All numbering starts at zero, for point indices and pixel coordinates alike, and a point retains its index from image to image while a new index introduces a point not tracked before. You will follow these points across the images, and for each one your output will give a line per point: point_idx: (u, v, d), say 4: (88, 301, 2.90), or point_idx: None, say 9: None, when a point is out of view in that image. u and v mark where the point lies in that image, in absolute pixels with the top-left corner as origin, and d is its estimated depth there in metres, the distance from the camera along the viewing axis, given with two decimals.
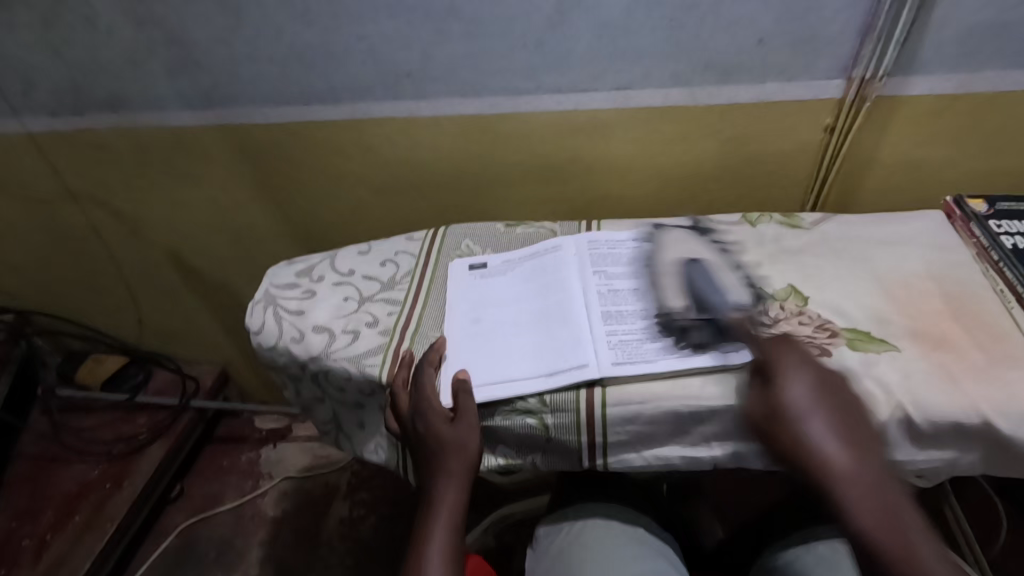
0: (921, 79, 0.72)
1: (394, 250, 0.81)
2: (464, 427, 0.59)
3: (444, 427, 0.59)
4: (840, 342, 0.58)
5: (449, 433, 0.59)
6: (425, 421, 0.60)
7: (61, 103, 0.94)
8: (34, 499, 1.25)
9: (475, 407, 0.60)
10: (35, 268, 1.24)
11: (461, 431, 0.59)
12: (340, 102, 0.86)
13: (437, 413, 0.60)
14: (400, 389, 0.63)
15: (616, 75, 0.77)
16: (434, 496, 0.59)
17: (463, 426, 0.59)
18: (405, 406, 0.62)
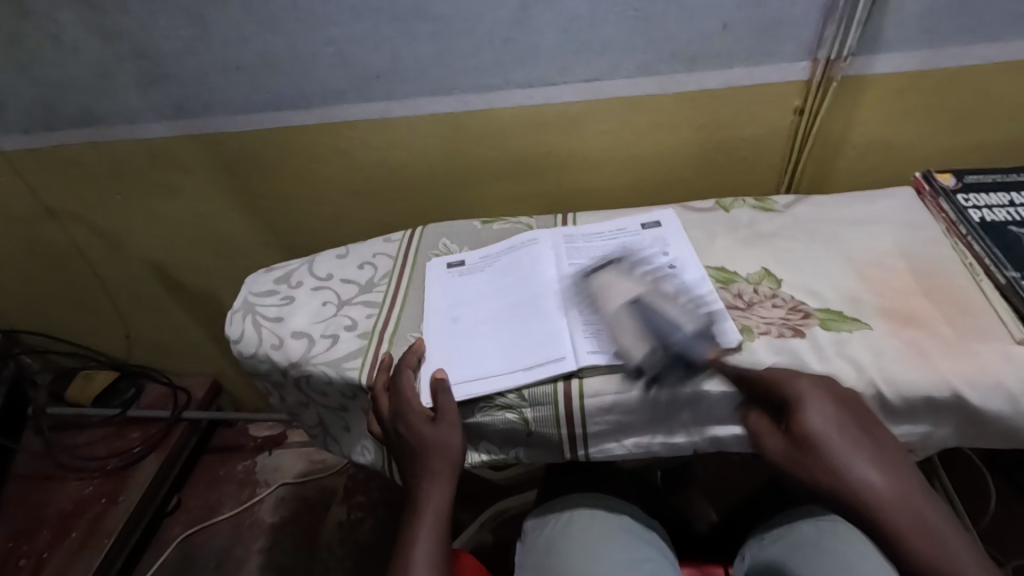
0: (885, 58, 0.72)
1: (372, 252, 0.81)
2: (446, 427, 0.59)
3: (425, 426, 0.59)
4: (813, 323, 0.59)
5: (430, 433, 0.59)
6: (405, 422, 0.60)
7: (33, 120, 0.93)
8: (30, 519, 1.25)
9: (456, 405, 0.60)
10: (19, 288, 1.23)
11: (443, 431, 0.59)
12: (312, 107, 0.86)
13: (417, 413, 0.60)
14: (380, 390, 0.63)
15: (584, 67, 0.77)
16: (420, 495, 0.59)
17: (445, 426, 0.59)
18: (385, 408, 0.62)
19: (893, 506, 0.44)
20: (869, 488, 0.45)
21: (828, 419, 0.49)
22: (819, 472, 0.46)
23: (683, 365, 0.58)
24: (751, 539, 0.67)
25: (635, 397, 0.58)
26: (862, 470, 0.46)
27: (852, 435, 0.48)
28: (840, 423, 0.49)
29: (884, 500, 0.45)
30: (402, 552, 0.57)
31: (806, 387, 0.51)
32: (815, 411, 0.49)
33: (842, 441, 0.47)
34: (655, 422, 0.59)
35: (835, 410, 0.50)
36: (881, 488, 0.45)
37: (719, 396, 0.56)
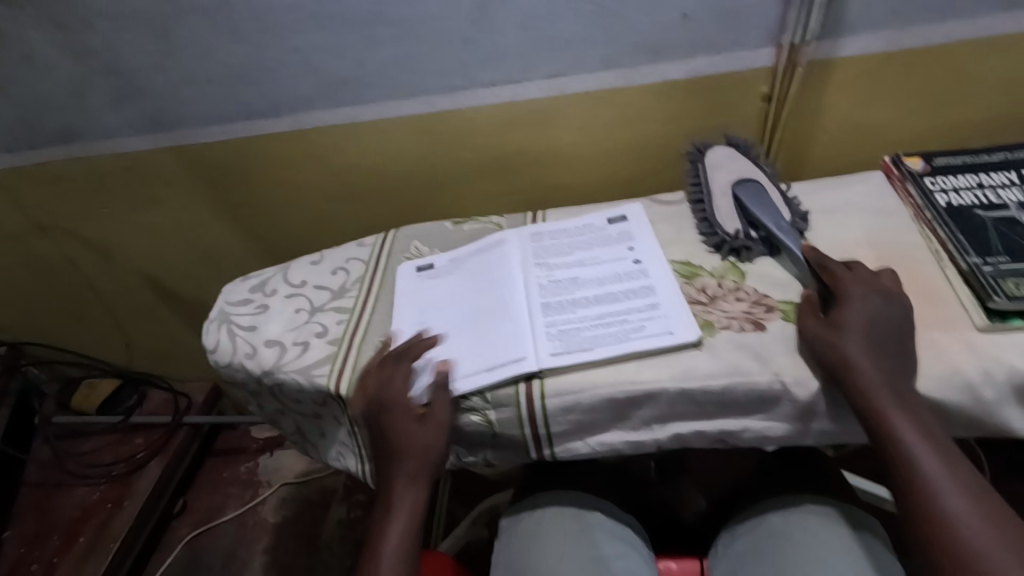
0: (850, 41, 0.71)
1: (346, 257, 0.82)
2: (431, 430, 0.59)
3: (411, 424, 0.60)
4: (776, 316, 0.59)
5: (415, 432, 0.59)
6: (392, 413, 0.60)
7: (15, 139, 0.95)
8: (41, 525, 1.30)
9: (446, 408, 0.60)
10: (18, 302, 1.26)
11: (429, 434, 0.59)
12: (282, 115, 0.86)
13: (408, 409, 0.60)
14: (373, 377, 0.63)
15: (547, 64, 0.76)
16: (395, 492, 0.59)
17: (432, 428, 0.59)
18: (373, 390, 0.62)
19: (891, 400, 0.48)
20: (875, 382, 0.48)
21: (863, 311, 0.52)
22: (840, 357, 0.50)
23: (644, 363, 0.58)
24: (724, 532, 0.67)
25: (595, 396, 0.58)
26: (874, 369, 0.49)
27: (876, 334, 0.51)
28: (875, 318, 0.51)
29: (882, 388, 0.48)
30: (374, 544, 0.59)
31: (858, 291, 0.53)
32: (858, 307, 0.52)
33: (868, 345, 0.50)
34: (617, 421, 0.59)
35: (876, 314, 0.52)
36: (889, 390, 0.48)
37: (678, 393, 0.56)
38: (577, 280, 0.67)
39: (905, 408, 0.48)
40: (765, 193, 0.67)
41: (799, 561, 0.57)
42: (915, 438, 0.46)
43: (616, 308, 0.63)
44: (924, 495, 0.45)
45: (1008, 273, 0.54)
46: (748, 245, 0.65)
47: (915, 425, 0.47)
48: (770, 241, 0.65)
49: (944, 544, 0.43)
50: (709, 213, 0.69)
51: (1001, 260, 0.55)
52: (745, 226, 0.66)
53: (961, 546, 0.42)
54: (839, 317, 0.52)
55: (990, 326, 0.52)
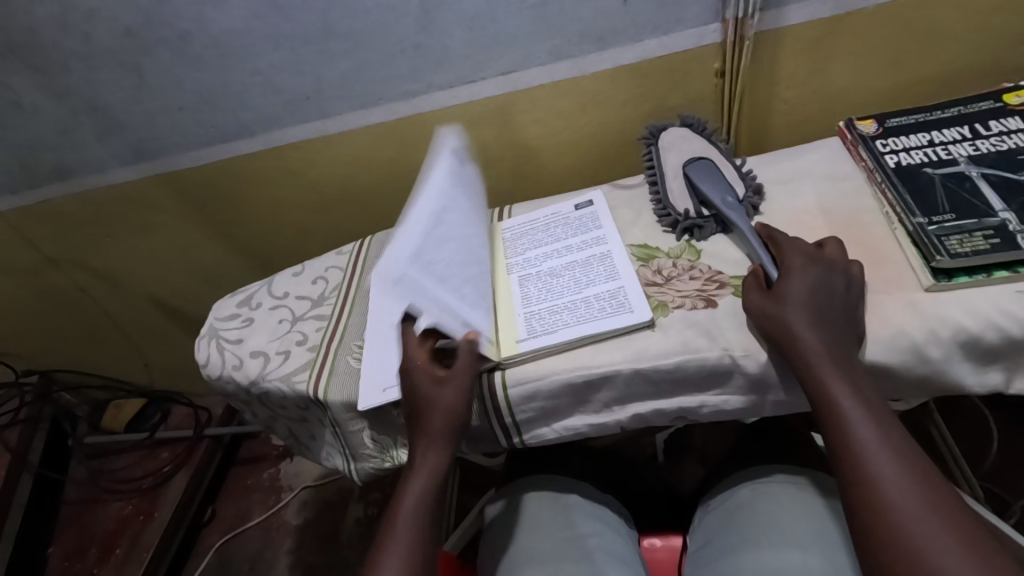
0: (796, 8, 0.70)
1: (325, 266, 0.85)
2: (452, 389, 0.58)
3: (426, 380, 0.58)
4: (727, 292, 0.60)
5: (428, 388, 0.58)
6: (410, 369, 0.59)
7: (17, 180, 1.01)
8: (81, 539, 1.38)
9: (469, 367, 0.59)
10: (41, 332, 1.34)
11: (451, 391, 0.58)
12: (254, 134, 0.90)
13: (425, 368, 0.59)
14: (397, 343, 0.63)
15: (498, 60, 0.78)
16: (416, 453, 0.58)
17: (452, 384, 0.58)
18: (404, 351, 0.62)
19: (831, 368, 0.48)
20: (815, 351, 0.49)
21: (804, 283, 0.52)
22: (781, 325, 0.51)
23: (600, 347, 0.60)
24: (702, 504, 0.68)
25: (552, 383, 0.59)
26: (813, 335, 0.49)
27: (819, 305, 0.51)
28: (818, 288, 0.52)
29: (823, 358, 0.48)
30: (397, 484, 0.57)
31: (797, 264, 0.54)
32: (798, 279, 0.52)
33: (808, 315, 0.50)
34: (578, 405, 0.61)
35: (818, 285, 0.52)
36: (827, 356, 0.48)
37: (632, 373, 0.57)
38: (537, 272, 0.69)
39: (845, 376, 0.47)
40: (716, 171, 0.68)
41: (765, 524, 0.59)
42: (852, 402, 0.46)
43: (575, 295, 0.65)
44: (858, 461, 0.44)
45: (953, 231, 0.54)
46: (699, 223, 0.67)
47: (853, 392, 0.47)
48: (721, 219, 0.67)
49: (872, 507, 0.42)
50: (662, 194, 0.70)
51: (946, 218, 0.55)
52: (697, 206, 0.68)
53: (887, 509, 0.41)
54: (783, 290, 0.52)
55: (936, 286, 0.52)
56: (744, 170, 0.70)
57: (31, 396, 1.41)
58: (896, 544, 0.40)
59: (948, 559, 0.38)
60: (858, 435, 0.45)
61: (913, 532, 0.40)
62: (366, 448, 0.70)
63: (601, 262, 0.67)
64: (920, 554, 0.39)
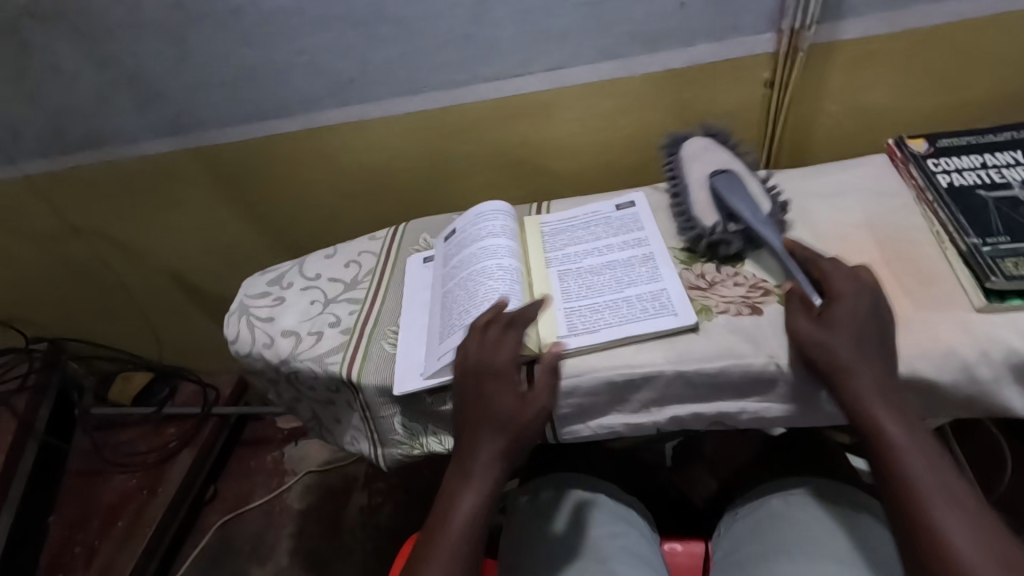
0: (851, 23, 0.70)
1: (357, 251, 0.85)
2: (530, 408, 0.57)
3: (508, 396, 0.57)
4: (772, 300, 0.60)
5: (509, 404, 0.57)
6: (488, 383, 0.58)
7: (49, 145, 1.00)
8: (82, 510, 1.37)
9: (549, 388, 0.58)
10: (56, 300, 1.33)
11: (531, 411, 0.57)
12: (293, 114, 0.89)
13: (505, 385, 0.58)
14: (472, 348, 0.60)
15: (547, 56, 0.78)
16: (469, 476, 0.56)
17: (532, 405, 0.57)
18: (467, 359, 0.60)
19: (881, 404, 0.49)
20: (868, 390, 0.49)
21: (851, 311, 0.52)
22: (826, 355, 0.51)
23: (643, 347, 0.60)
24: (727, 513, 0.68)
25: (592, 379, 0.59)
26: (861, 367, 0.50)
27: (866, 335, 0.51)
28: (866, 318, 0.52)
29: (875, 394, 0.49)
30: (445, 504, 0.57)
31: (846, 289, 0.54)
32: (847, 305, 0.52)
33: (856, 345, 0.51)
34: (616, 404, 0.61)
35: (868, 311, 0.52)
36: (875, 389, 0.49)
37: (674, 375, 0.57)
38: (577, 269, 0.69)
39: (894, 410, 0.49)
40: (742, 185, 0.67)
41: (788, 537, 0.59)
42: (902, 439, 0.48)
43: (618, 294, 0.65)
44: (914, 502, 0.46)
45: (1007, 254, 0.54)
46: (727, 237, 0.65)
47: (903, 429, 0.48)
48: (748, 234, 0.65)
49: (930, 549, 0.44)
50: (688, 208, 0.69)
51: (1001, 241, 0.56)
52: (723, 219, 0.66)
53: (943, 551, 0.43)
54: (830, 315, 0.52)
55: (988, 307, 0.52)
56: (772, 185, 0.70)
57: (40, 363, 1.40)
58: None
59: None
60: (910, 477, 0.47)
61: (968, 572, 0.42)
62: (395, 434, 0.70)
63: (644, 262, 0.67)
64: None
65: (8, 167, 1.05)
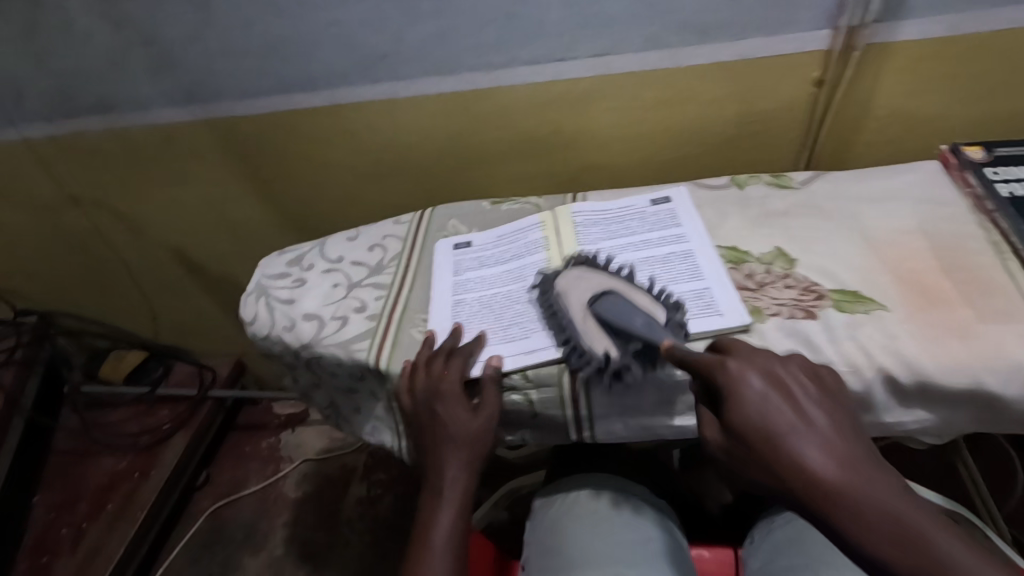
0: (912, 25, 0.69)
1: (382, 234, 0.82)
2: (485, 419, 0.60)
3: (464, 413, 0.60)
4: (827, 304, 0.58)
5: (466, 420, 0.60)
6: (443, 404, 0.60)
7: (53, 109, 0.95)
8: (69, 491, 1.32)
9: (498, 401, 0.61)
10: (49, 272, 1.28)
11: (483, 424, 0.60)
12: (319, 89, 0.85)
13: (459, 401, 0.60)
14: (418, 377, 0.62)
15: (591, 42, 0.75)
16: (440, 490, 0.59)
17: (486, 417, 0.60)
18: (419, 386, 0.62)
19: (865, 517, 0.37)
20: (876, 500, 0.37)
21: (769, 399, 0.42)
22: (775, 459, 0.40)
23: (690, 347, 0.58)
24: (760, 523, 0.67)
25: (638, 378, 0.58)
26: (811, 458, 0.40)
27: (786, 420, 0.42)
28: (799, 406, 0.42)
29: (863, 502, 0.37)
30: (425, 522, 0.59)
31: (740, 365, 0.45)
32: (751, 386, 0.43)
33: (794, 430, 0.41)
34: (661, 405, 0.60)
35: (772, 381, 0.44)
36: (841, 485, 0.38)
37: None
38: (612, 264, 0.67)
39: (880, 505, 0.37)
40: (625, 304, 0.58)
41: (827, 556, 0.58)
42: (880, 506, 0.37)
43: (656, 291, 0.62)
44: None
45: None
46: (627, 364, 0.56)
47: (918, 541, 0.36)
48: (648, 356, 0.57)
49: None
50: (573, 341, 0.59)
51: None
52: (619, 344, 0.57)
53: None
54: (739, 410, 0.43)
55: None
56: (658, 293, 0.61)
57: (28, 336, 1.34)
58: None
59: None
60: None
61: None
62: None
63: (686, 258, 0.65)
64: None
65: (6, 130, 1.00)
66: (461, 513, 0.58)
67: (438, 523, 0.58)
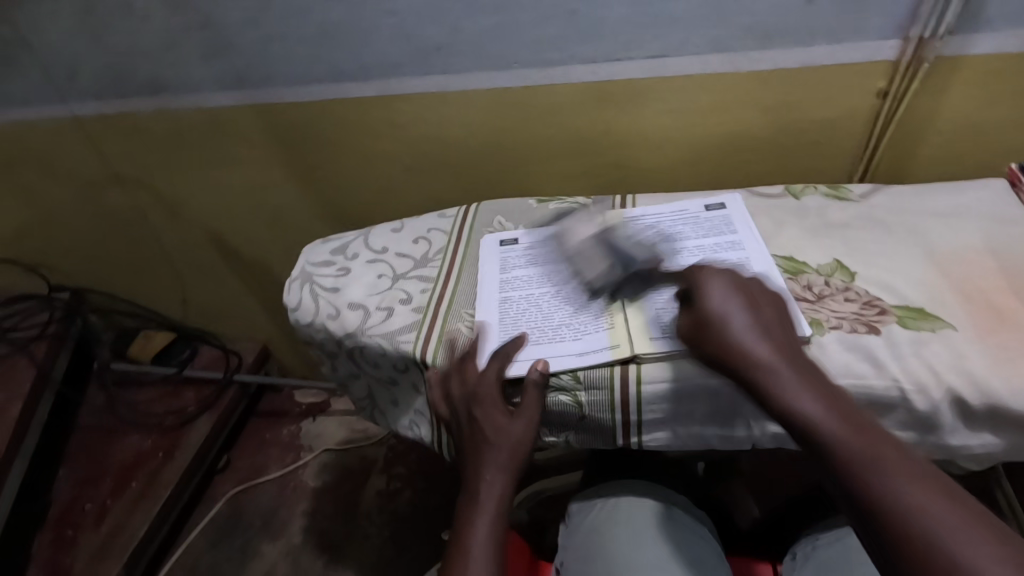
0: (985, 38, 0.68)
1: (427, 227, 0.81)
2: (523, 423, 0.59)
3: (502, 417, 0.60)
4: (890, 320, 0.56)
5: (504, 424, 0.59)
6: (480, 407, 0.60)
7: (104, 87, 0.96)
8: (94, 467, 1.34)
9: (538, 403, 0.60)
10: (85, 249, 1.29)
11: (521, 428, 0.59)
12: (370, 79, 0.85)
13: (495, 404, 0.60)
14: (453, 382, 0.63)
15: (651, 42, 0.74)
16: (477, 494, 0.59)
17: (523, 422, 0.59)
18: (456, 390, 0.62)
19: (793, 383, 0.48)
20: (799, 385, 0.48)
21: (730, 302, 0.54)
22: (716, 337, 0.53)
23: None
24: (803, 539, 0.66)
25: (688, 384, 0.58)
26: (744, 332, 0.52)
27: (735, 315, 0.53)
28: (753, 308, 0.54)
29: (781, 367, 0.49)
30: (461, 528, 0.58)
31: (715, 277, 0.56)
32: (715, 287, 0.55)
33: (739, 318, 0.53)
34: (713, 415, 0.59)
35: (737, 293, 0.55)
36: (766, 351, 0.50)
37: None
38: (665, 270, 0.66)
39: (803, 380, 0.48)
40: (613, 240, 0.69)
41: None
42: (813, 402, 0.46)
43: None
44: (857, 472, 0.42)
45: None
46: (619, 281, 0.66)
47: (813, 394, 0.47)
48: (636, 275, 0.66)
49: (890, 504, 0.39)
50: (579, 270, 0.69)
51: None
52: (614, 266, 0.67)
53: (917, 525, 0.38)
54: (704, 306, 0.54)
55: None
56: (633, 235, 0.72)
57: (61, 312, 1.36)
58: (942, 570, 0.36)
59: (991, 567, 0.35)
60: (840, 443, 0.43)
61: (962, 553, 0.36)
62: None
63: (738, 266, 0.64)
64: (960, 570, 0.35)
65: (56, 106, 1.01)
66: (498, 518, 0.58)
67: (475, 528, 0.57)
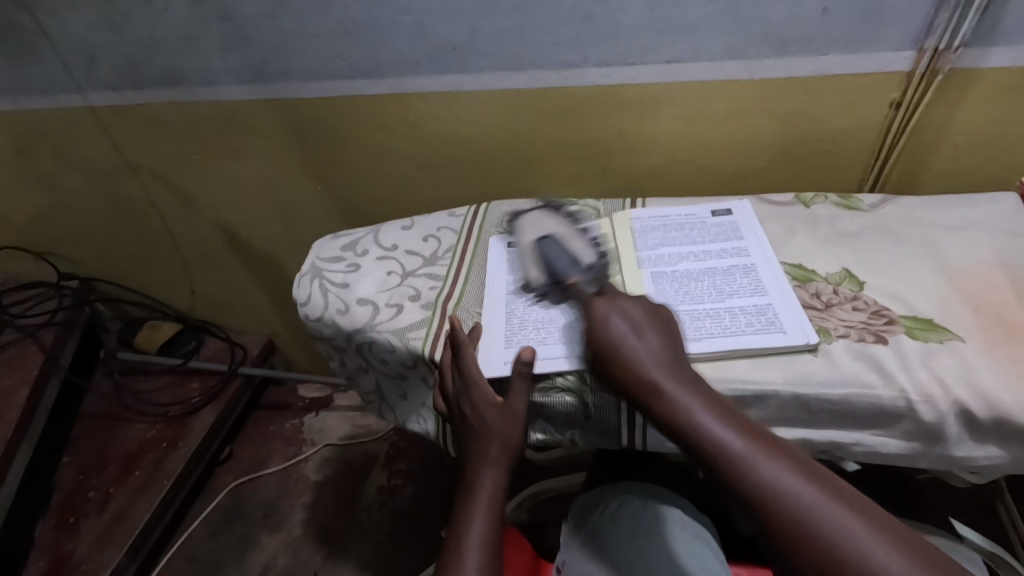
0: (1001, 51, 0.68)
1: (437, 225, 0.82)
2: (511, 416, 0.60)
3: (490, 409, 0.61)
4: (898, 330, 0.56)
5: (495, 417, 0.60)
6: (470, 399, 0.61)
7: (121, 77, 0.97)
8: (98, 454, 1.35)
9: (525, 395, 0.61)
10: (96, 238, 1.30)
11: (510, 421, 0.60)
12: (385, 76, 0.86)
13: (484, 395, 0.61)
14: (447, 378, 0.64)
15: (667, 47, 0.74)
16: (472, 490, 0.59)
17: (511, 415, 0.60)
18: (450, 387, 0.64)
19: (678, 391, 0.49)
20: (681, 396, 0.48)
21: (616, 315, 0.55)
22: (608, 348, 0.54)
23: (755, 363, 0.56)
24: None
25: None
26: (630, 343, 0.53)
27: (615, 329, 0.55)
28: (636, 323, 0.55)
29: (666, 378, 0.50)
30: (457, 527, 0.57)
31: (604, 294, 0.58)
32: (601, 304, 0.57)
33: (622, 330, 0.54)
34: None
35: (620, 307, 0.56)
36: (647, 362, 0.52)
37: (790, 397, 0.54)
38: (673, 272, 0.65)
39: (685, 389, 0.49)
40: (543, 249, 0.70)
41: None
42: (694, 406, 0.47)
43: (718, 304, 0.61)
44: (737, 467, 0.43)
45: None
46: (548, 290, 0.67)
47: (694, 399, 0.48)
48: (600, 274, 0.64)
49: (767, 496, 0.41)
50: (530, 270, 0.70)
51: None
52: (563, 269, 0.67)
53: (793, 513, 0.40)
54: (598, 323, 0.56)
55: None
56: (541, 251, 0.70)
57: (70, 300, 1.37)
58: (819, 549, 0.38)
59: (862, 541, 0.37)
60: (719, 439, 0.45)
61: (836, 532, 0.38)
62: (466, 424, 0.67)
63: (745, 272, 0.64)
64: (834, 544, 0.38)
65: (72, 95, 1.01)
66: (494, 515, 0.57)
67: (470, 524, 0.57)
